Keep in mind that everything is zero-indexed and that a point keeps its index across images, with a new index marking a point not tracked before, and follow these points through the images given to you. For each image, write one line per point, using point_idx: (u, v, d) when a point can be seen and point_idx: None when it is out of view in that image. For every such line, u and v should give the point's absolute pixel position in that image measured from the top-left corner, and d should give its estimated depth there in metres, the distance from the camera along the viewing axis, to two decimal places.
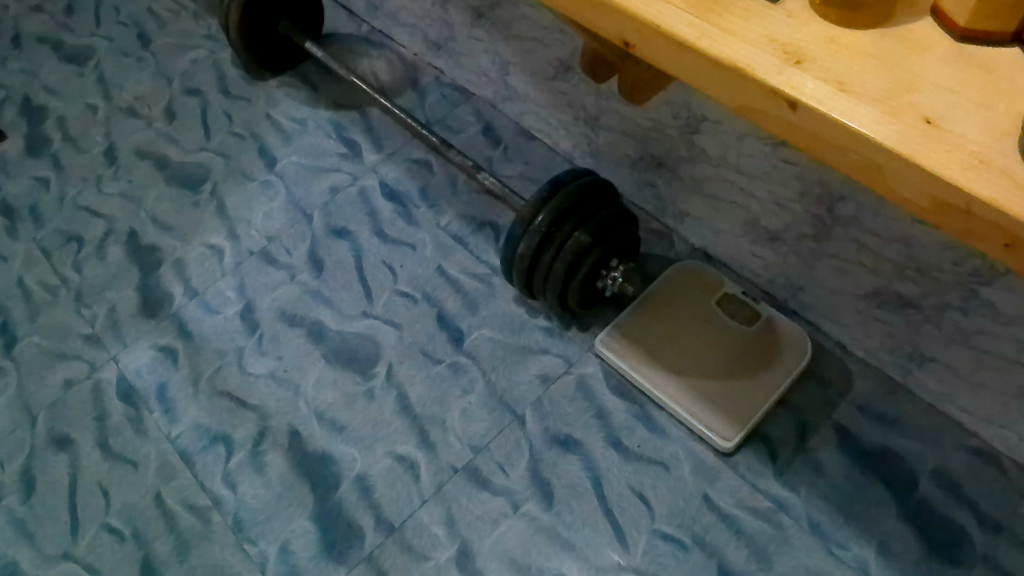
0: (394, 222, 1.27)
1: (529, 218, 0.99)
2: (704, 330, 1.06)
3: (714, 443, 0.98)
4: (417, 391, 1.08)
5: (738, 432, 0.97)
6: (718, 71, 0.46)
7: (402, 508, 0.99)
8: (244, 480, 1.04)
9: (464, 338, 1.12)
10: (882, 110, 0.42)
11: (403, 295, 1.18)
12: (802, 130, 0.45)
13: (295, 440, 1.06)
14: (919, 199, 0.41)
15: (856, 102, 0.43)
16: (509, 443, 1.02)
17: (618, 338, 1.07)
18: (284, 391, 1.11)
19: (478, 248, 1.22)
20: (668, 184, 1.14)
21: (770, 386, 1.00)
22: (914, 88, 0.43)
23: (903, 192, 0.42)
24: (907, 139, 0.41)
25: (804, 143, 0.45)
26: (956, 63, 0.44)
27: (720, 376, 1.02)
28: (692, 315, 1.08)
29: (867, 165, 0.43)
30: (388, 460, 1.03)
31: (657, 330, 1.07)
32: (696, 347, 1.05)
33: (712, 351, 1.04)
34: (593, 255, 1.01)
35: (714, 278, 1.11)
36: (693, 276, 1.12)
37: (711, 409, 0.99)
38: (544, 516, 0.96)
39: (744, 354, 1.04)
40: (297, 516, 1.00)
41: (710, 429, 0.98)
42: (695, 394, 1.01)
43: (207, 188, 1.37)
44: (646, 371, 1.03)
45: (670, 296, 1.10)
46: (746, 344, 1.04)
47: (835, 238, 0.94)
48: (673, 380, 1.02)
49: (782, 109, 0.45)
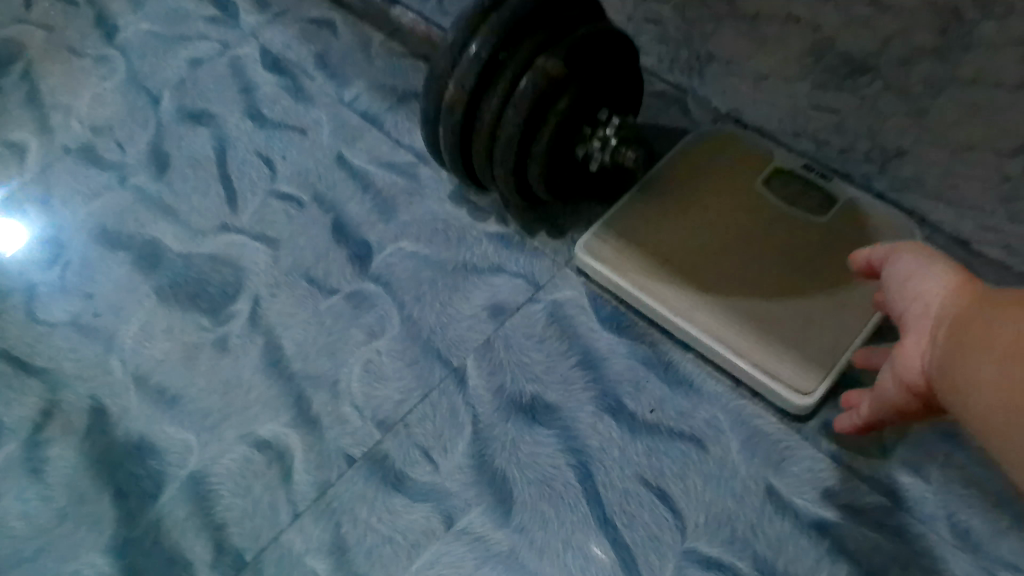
0: (276, 100, 0.86)
1: (457, 40, 0.58)
2: (747, 222, 0.67)
3: (783, 402, 0.59)
4: (296, 337, 0.68)
5: (823, 384, 0.58)
6: None
7: (261, 529, 0.59)
8: (12, 488, 0.63)
9: (373, 256, 0.72)
10: None
11: (284, 197, 0.78)
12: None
13: (98, 421, 0.65)
14: None
15: None
16: (440, 414, 0.63)
17: (615, 243, 0.67)
18: (92, 344, 0.70)
19: (399, 128, 0.82)
20: (681, 13, 0.74)
21: (864, 304, 0.62)
22: None
23: None
24: None
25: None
26: None
27: (782, 292, 0.63)
28: (727, 204, 0.69)
29: None
30: (243, 449, 0.62)
31: (675, 227, 0.67)
32: (741, 250, 0.65)
33: (767, 253, 0.65)
34: (569, 100, 0.60)
35: (756, 150, 0.72)
36: (723, 149, 0.73)
37: (775, 345, 0.60)
38: (499, 533, 0.57)
39: (817, 256, 0.65)
40: (87, 548, 0.59)
41: (775, 378, 0.59)
42: (747, 323, 0.61)
43: (13, 69, 0.95)
44: (664, 292, 0.64)
45: (688, 179, 0.71)
46: (820, 242, 0.65)
47: (977, 49, 0.56)
48: (710, 304, 0.63)
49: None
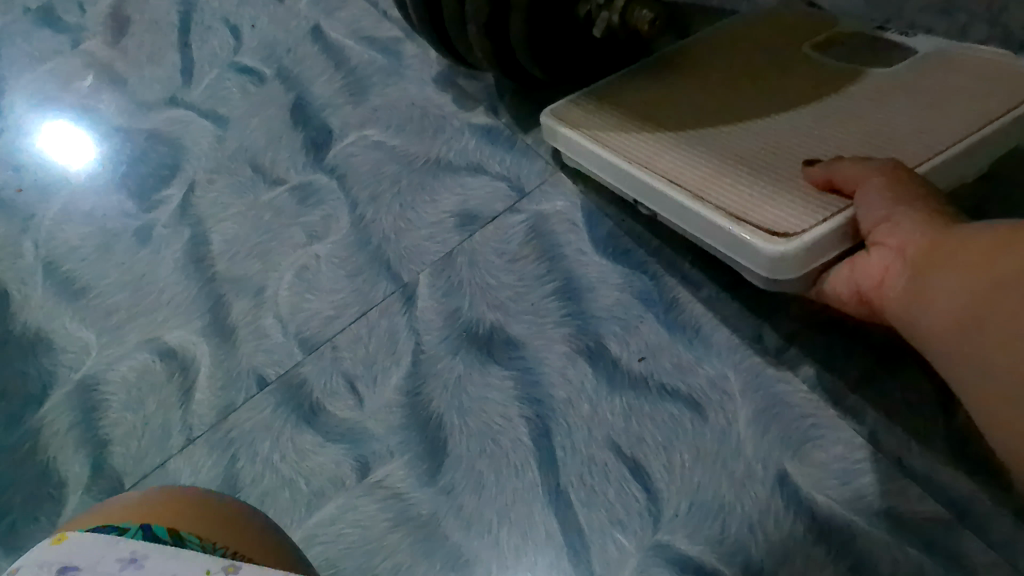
0: None
1: None
2: (756, 70, 0.47)
3: (753, 261, 0.37)
4: (226, 233, 0.57)
5: (823, 232, 0.35)
6: None
7: (146, 452, 0.49)
8: None
9: (331, 145, 0.60)
10: None
11: (245, 72, 0.66)
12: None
13: None
14: None
15: None
16: (376, 338, 0.51)
17: (590, 99, 0.49)
18: (5, 222, 0.60)
19: None
20: None
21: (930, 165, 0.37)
22: None
23: None
24: None
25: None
26: None
27: (796, 138, 0.41)
28: (755, 59, 0.48)
29: None
30: (143, 355, 0.52)
31: (673, 83, 0.48)
32: (753, 99, 0.45)
33: (792, 102, 0.44)
34: None
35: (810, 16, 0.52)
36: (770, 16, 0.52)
37: (761, 185, 0.39)
38: (423, 493, 0.45)
39: (865, 100, 0.42)
40: None
41: (743, 220, 0.37)
42: (730, 163, 0.40)
43: None
44: (630, 139, 0.45)
45: (713, 39, 0.51)
46: (877, 88, 0.43)
47: None
48: (665, 143, 0.43)
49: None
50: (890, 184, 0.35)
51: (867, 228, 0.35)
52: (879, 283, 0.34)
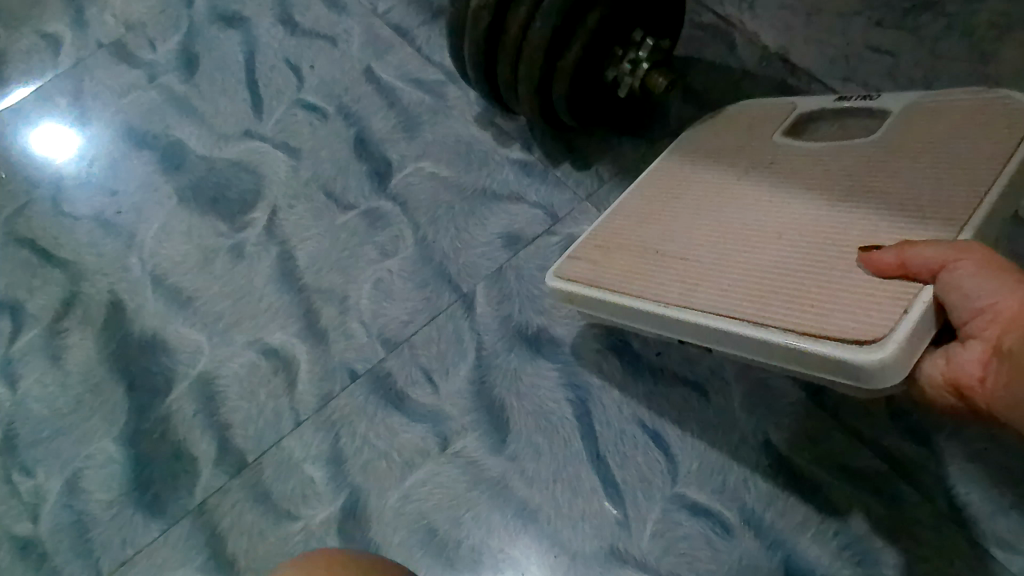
0: (309, 7, 0.84)
1: None
2: (748, 180, 0.50)
3: (857, 377, 0.35)
4: (309, 251, 0.68)
5: (882, 323, 0.34)
6: None
7: (262, 432, 0.60)
8: (32, 371, 0.66)
9: (391, 175, 0.71)
10: None
11: (309, 108, 0.76)
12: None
13: (115, 315, 0.67)
14: None
15: None
16: (444, 338, 0.63)
17: (592, 244, 0.52)
18: (113, 242, 0.72)
19: (431, 44, 0.78)
20: None
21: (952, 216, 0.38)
22: None
23: None
24: None
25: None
26: None
27: (783, 231, 0.44)
28: (734, 167, 0.52)
29: None
30: (249, 354, 0.64)
31: (671, 208, 0.52)
32: (740, 205, 0.48)
33: (773, 202, 0.47)
34: (601, 12, 0.56)
35: (767, 109, 0.57)
36: (748, 111, 0.59)
37: (763, 291, 0.40)
38: (492, 460, 0.58)
39: (855, 176, 0.44)
40: (98, 434, 0.62)
41: (765, 323, 0.38)
42: (737, 284, 0.42)
43: None
44: (626, 279, 0.47)
45: (690, 161, 0.56)
46: (869, 158, 0.45)
47: None
48: (698, 284, 0.43)
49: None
50: (985, 267, 0.33)
51: (960, 317, 0.34)
52: (981, 379, 0.34)
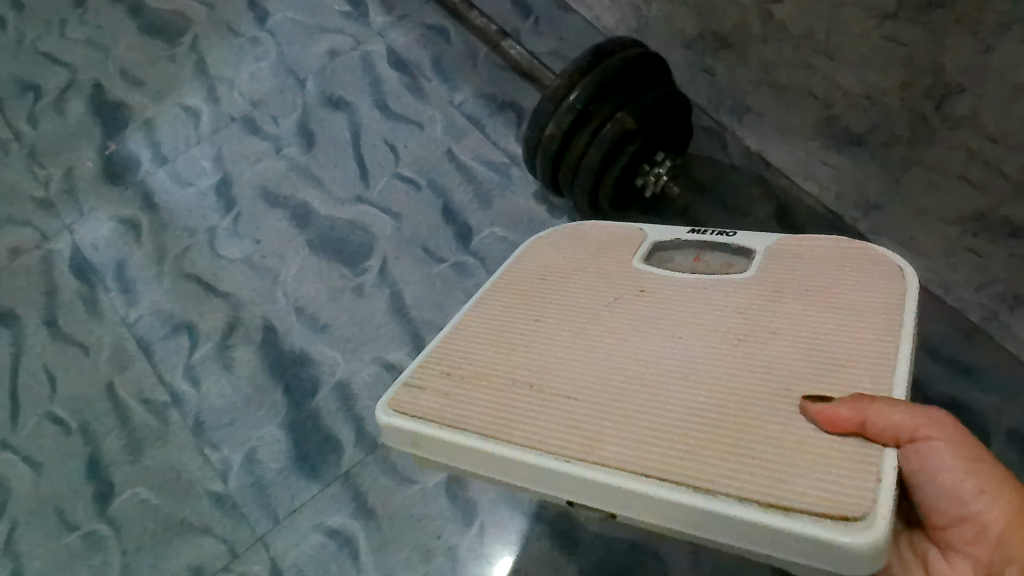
0: (399, 95, 1.08)
1: (561, 94, 0.80)
2: (602, 311, 0.55)
3: (836, 560, 0.38)
4: (413, 292, 0.93)
5: (826, 453, 0.41)
6: None
7: None
8: (210, 375, 0.90)
9: (472, 236, 0.96)
10: None
11: (405, 180, 1.01)
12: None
13: (270, 336, 0.92)
14: None
15: None
16: None
17: (439, 372, 0.54)
18: (260, 280, 0.96)
19: (497, 133, 1.04)
20: (729, 71, 0.91)
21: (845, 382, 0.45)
22: None
23: None
24: None
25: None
26: None
27: (651, 363, 0.50)
28: (577, 286, 0.59)
29: None
30: (374, 367, 0.89)
31: (563, 324, 0.55)
32: (581, 318, 0.55)
33: (637, 330, 0.53)
34: (635, 145, 0.82)
35: (623, 235, 0.64)
36: (607, 230, 0.66)
37: (695, 446, 0.43)
38: None
39: (734, 314, 0.52)
40: (266, 423, 0.87)
41: (710, 491, 0.41)
42: (673, 443, 0.44)
43: (186, 41, 1.17)
44: (534, 424, 0.48)
45: (540, 276, 0.62)
46: (750, 298, 0.53)
47: (938, 144, 0.74)
48: (598, 448, 0.45)
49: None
50: (948, 439, 0.44)
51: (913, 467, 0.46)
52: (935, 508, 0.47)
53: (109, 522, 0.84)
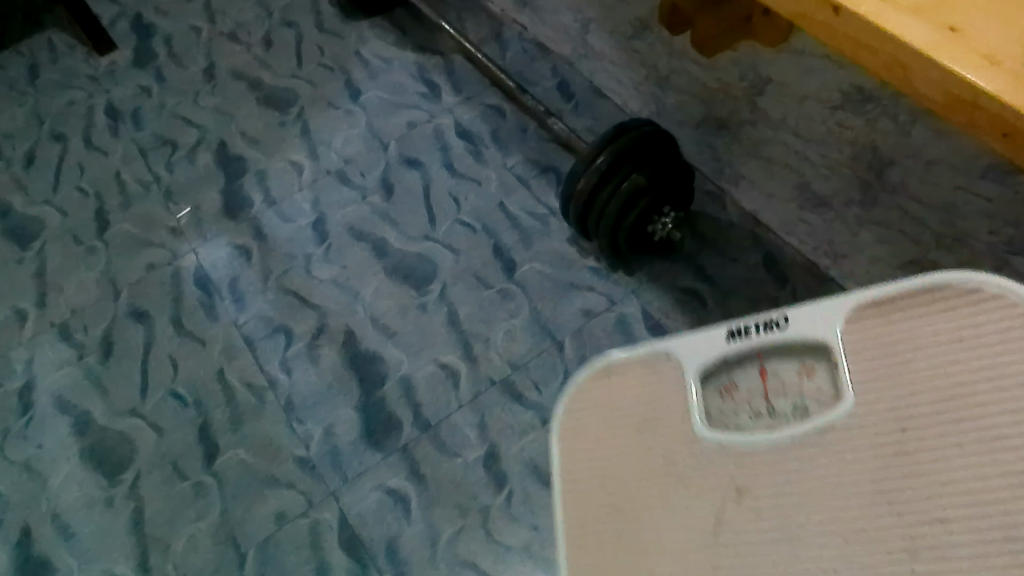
0: (463, 159, 1.34)
1: (590, 158, 1.04)
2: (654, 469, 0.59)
3: None
4: (466, 310, 1.16)
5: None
6: None
7: (440, 410, 1.07)
8: (299, 367, 1.13)
9: (516, 269, 1.19)
10: (916, 17, 0.47)
11: (464, 224, 1.26)
12: (903, 68, 0.47)
13: (350, 338, 1.15)
14: (934, 94, 0.46)
15: (893, 10, 0.47)
16: (547, 365, 1.09)
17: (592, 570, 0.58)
18: (345, 295, 1.20)
19: (541, 190, 1.28)
20: (727, 147, 1.16)
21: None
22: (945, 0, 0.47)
23: (927, 91, 0.47)
24: (933, 40, 0.45)
25: (879, 69, 0.49)
26: None
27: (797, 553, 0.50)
28: (603, 449, 0.62)
29: (894, 64, 0.48)
30: (432, 366, 1.11)
31: (644, 514, 0.57)
32: (676, 522, 0.56)
33: (755, 511, 0.53)
34: (647, 198, 1.06)
35: (592, 420, 0.64)
36: (588, 419, 0.65)
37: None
38: None
39: (870, 463, 0.50)
40: (343, 405, 1.09)
41: None
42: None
43: (294, 111, 1.47)
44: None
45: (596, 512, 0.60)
46: (873, 422, 0.52)
47: (881, 204, 0.95)
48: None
49: (900, 47, 0.46)
50: None
51: None
52: None
53: (214, 475, 1.05)
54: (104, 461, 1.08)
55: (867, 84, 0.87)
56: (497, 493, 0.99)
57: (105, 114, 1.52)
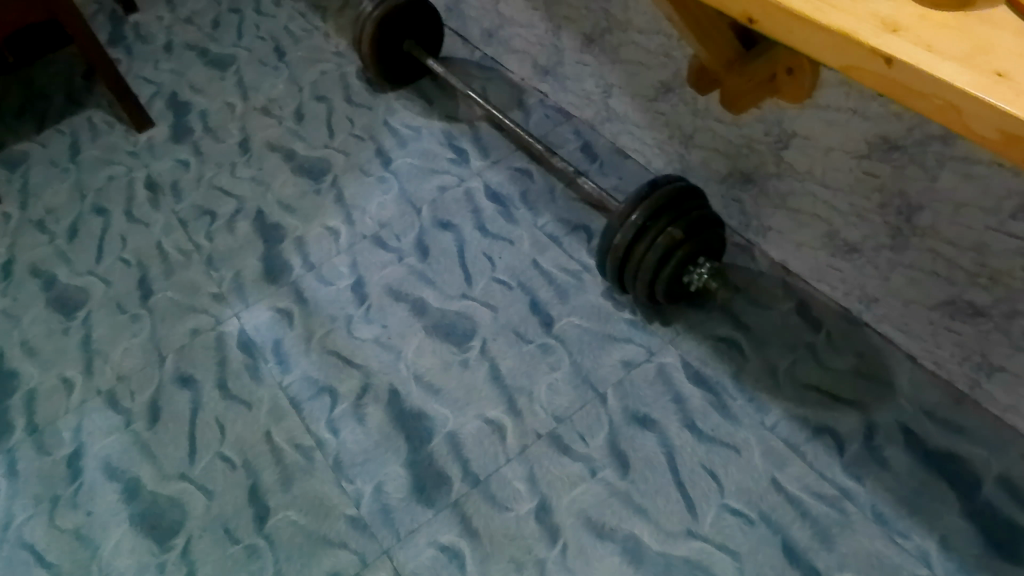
0: (495, 220, 1.39)
1: (625, 214, 1.08)
2: None
3: None
4: (508, 365, 1.18)
5: None
6: (823, 34, 0.58)
7: (488, 464, 1.08)
8: (346, 427, 1.15)
9: (554, 323, 1.22)
10: (965, 65, 0.52)
11: (500, 282, 1.29)
12: (956, 110, 0.52)
13: (394, 396, 1.17)
14: (989, 132, 0.50)
15: (942, 60, 0.52)
16: (591, 417, 1.10)
17: None
18: (387, 355, 1.22)
19: (572, 246, 1.32)
20: (754, 201, 1.21)
21: None
22: (990, 52, 0.52)
23: (980, 130, 0.51)
24: (981, 84, 0.50)
25: (932, 113, 0.54)
26: (1014, 32, 0.54)
27: None
28: None
29: (946, 108, 0.52)
30: (478, 422, 1.12)
31: None
32: None
33: None
34: (683, 250, 1.09)
35: None
36: None
37: None
38: (620, 482, 1.03)
39: None
40: (391, 463, 1.10)
41: None
42: None
43: (328, 179, 1.52)
44: None
45: None
46: None
47: (911, 248, 0.99)
48: None
49: (952, 90, 0.51)
50: None
51: None
52: None
53: (266, 536, 1.05)
54: (154, 527, 1.08)
55: (894, 135, 0.93)
56: (551, 546, 0.99)
57: (145, 187, 1.58)
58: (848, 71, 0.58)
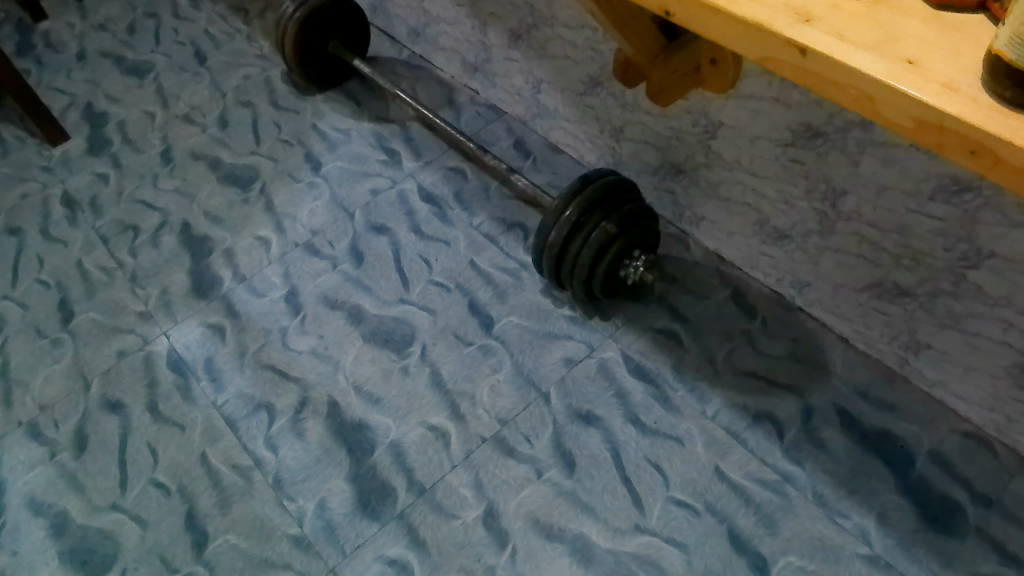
0: (430, 221, 1.37)
1: (559, 210, 1.07)
2: None
3: None
4: (449, 369, 1.16)
5: None
6: (739, 26, 0.58)
7: (433, 472, 1.06)
8: (285, 443, 1.11)
9: (494, 325, 1.21)
10: (877, 53, 0.52)
11: (438, 285, 1.27)
12: (870, 99, 0.52)
13: (334, 409, 1.14)
14: (902, 120, 0.51)
15: (854, 49, 0.52)
16: (534, 417, 1.10)
17: None
18: (325, 366, 1.19)
19: (509, 245, 1.31)
20: (685, 191, 1.21)
21: None
22: (900, 39, 0.53)
23: (894, 118, 0.51)
24: (893, 72, 0.50)
25: (847, 102, 0.54)
26: (920, 19, 0.54)
27: None
28: None
29: (862, 97, 0.52)
30: (420, 429, 1.10)
31: None
32: None
33: None
34: (619, 244, 1.09)
35: None
36: None
37: None
38: (566, 482, 1.03)
39: None
40: (333, 477, 1.07)
41: None
42: None
43: (256, 187, 1.47)
44: None
45: None
46: None
47: (837, 232, 1.00)
48: None
49: (865, 79, 0.51)
50: None
51: None
52: None
53: (205, 563, 1.01)
54: (86, 562, 1.03)
55: (817, 122, 0.93)
56: (500, 552, 0.98)
57: (62, 204, 1.50)
58: (766, 63, 0.58)
